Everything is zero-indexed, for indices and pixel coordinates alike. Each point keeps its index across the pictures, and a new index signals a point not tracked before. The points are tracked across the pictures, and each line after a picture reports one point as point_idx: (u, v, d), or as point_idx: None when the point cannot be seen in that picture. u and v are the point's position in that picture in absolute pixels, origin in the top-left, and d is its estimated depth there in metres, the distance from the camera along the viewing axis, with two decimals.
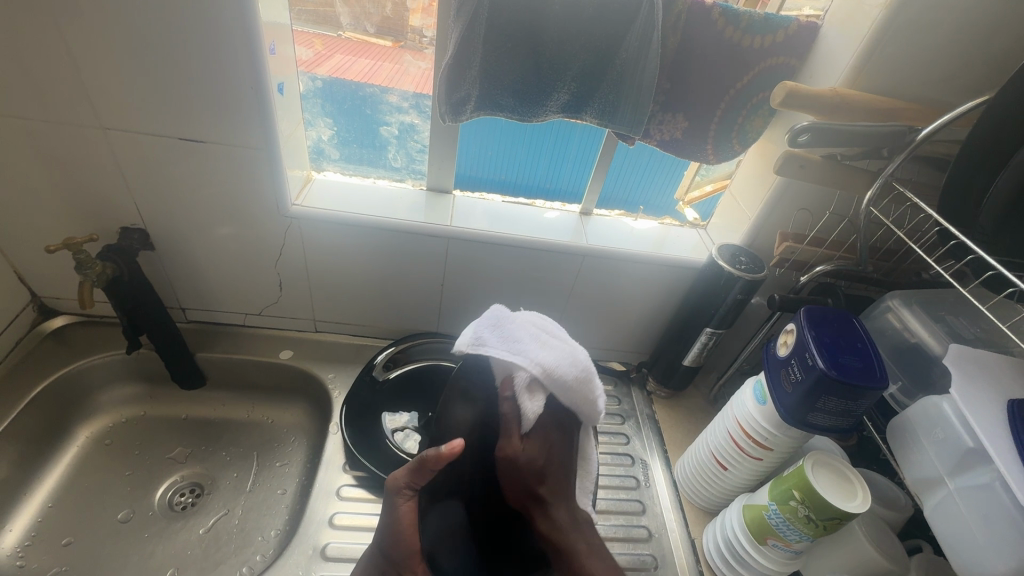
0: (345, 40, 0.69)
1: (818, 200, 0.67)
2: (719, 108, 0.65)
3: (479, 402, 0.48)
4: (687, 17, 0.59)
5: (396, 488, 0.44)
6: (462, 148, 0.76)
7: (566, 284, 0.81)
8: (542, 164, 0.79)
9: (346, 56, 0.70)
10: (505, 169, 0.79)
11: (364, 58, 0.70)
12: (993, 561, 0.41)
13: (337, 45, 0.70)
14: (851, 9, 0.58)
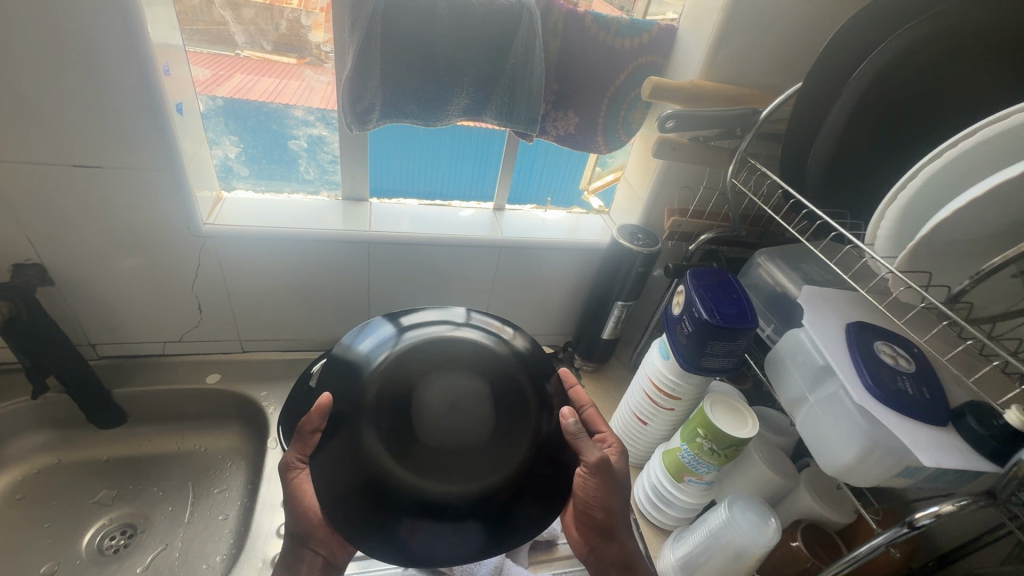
0: (245, 59, 0.71)
1: (694, 177, 0.76)
2: (604, 102, 0.73)
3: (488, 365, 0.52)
4: (563, 26, 0.67)
5: (288, 463, 0.53)
6: (375, 157, 0.80)
7: (488, 276, 0.86)
8: (454, 168, 0.84)
9: (247, 75, 0.72)
10: (419, 175, 0.83)
11: (265, 77, 0.73)
12: (844, 452, 0.51)
13: (236, 64, 0.71)
14: (697, 13, 0.68)
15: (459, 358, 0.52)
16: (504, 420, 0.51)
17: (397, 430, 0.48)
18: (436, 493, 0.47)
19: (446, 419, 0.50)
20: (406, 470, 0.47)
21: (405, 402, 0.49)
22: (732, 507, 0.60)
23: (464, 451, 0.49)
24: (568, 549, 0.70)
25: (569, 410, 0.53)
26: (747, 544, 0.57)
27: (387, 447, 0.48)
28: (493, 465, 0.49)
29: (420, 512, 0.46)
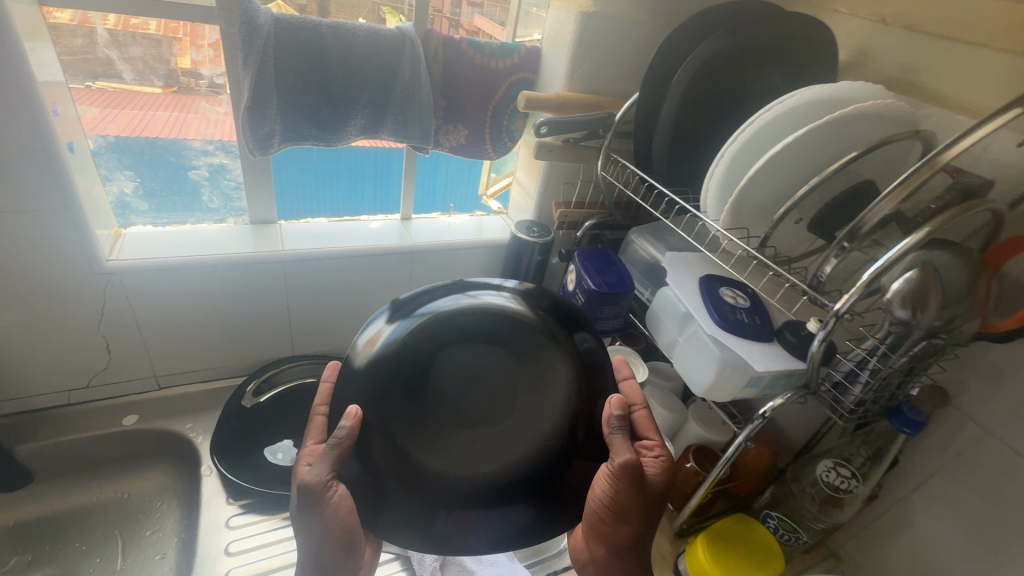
0: (96, 91, 0.69)
1: (573, 174, 0.89)
2: (488, 114, 0.84)
3: (507, 336, 0.54)
4: (443, 51, 0.77)
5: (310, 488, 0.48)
6: (282, 181, 0.84)
7: (403, 281, 0.92)
8: (362, 188, 0.91)
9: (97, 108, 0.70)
10: (329, 197, 0.89)
11: (124, 110, 0.72)
12: (708, 376, 0.64)
13: (87, 96, 0.69)
14: (555, 36, 0.80)
15: (478, 327, 0.53)
16: (522, 392, 0.54)
17: (419, 409, 0.52)
18: (455, 473, 0.50)
19: (469, 390, 0.54)
20: (426, 452, 0.51)
21: (429, 384, 0.52)
22: None
23: (480, 423, 0.53)
24: None
25: (619, 402, 0.53)
26: None
27: (409, 429, 0.51)
28: (511, 444, 0.52)
29: (439, 497, 0.49)
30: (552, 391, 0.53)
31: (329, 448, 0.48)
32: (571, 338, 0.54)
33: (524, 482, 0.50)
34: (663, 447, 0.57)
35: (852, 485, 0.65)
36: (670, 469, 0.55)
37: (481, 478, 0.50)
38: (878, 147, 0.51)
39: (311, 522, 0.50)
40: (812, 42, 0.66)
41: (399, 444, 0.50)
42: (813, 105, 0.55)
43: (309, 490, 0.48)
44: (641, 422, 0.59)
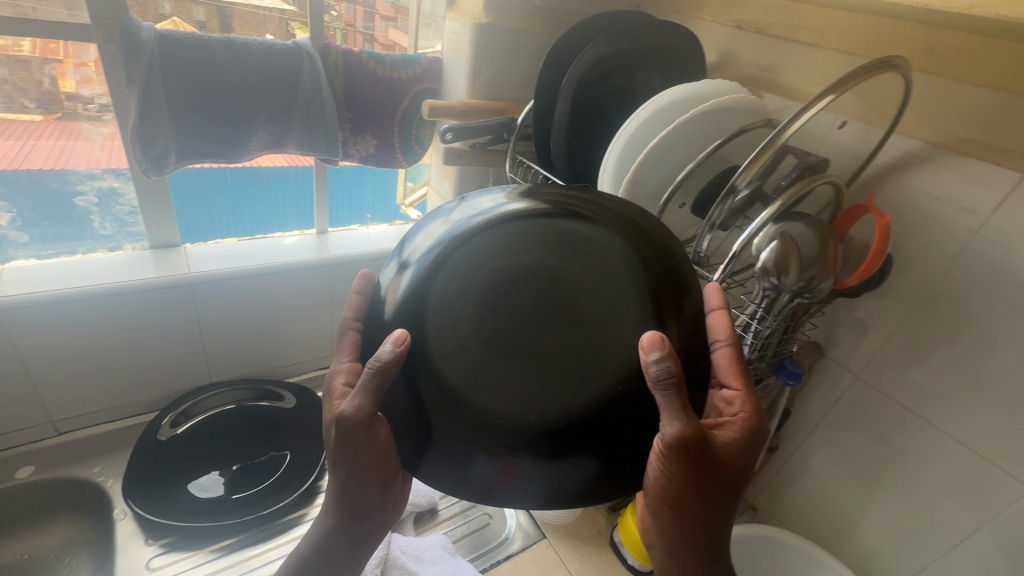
0: None
1: (485, 178, 0.92)
2: (397, 124, 0.86)
3: (539, 249, 0.43)
4: (343, 63, 0.78)
5: (348, 421, 0.42)
6: (190, 205, 0.84)
7: (325, 296, 0.91)
8: (280, 208, 0.93)
9: None
10: (250, 218, 0.90)
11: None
12: None
13: None
14: (454, 46, 0.84)
15: (499, 245, 0.43)
16: (587, 299, 0.42)
17: (462, 338, 0.42)
18: (517, 407, 0.41)
19: (528, 320, 0.42)
20: (476, 391, 0.42)
21: (470, 305, 0.42)
22: None
23: (540, 344, 0.42)
24: (448, 511, 0.80)
25: (658, 362, 0.39)
26: None
27: (453, 369, 0.42)
28: (582, 367, 0.42)
29: (492, 440, 0.41)
30: (624, 301, 0.42)
31: (365, 384, 0.41)
32: (615, 232, 0.44)
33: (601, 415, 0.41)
34: (746, 401, 0.46)
35: None
36: (751, 433, 0.45)
37: (550, 412, 0.41)
38: (738, 135, 0.58)
39: (345, 457, 0.46)
40: (681, 47, 0.74)
41: (441, 384, 0.42)
42: (683, 101, 0.62)
43: (346, 427, 0.43)
44: (721, 364, 0.47)
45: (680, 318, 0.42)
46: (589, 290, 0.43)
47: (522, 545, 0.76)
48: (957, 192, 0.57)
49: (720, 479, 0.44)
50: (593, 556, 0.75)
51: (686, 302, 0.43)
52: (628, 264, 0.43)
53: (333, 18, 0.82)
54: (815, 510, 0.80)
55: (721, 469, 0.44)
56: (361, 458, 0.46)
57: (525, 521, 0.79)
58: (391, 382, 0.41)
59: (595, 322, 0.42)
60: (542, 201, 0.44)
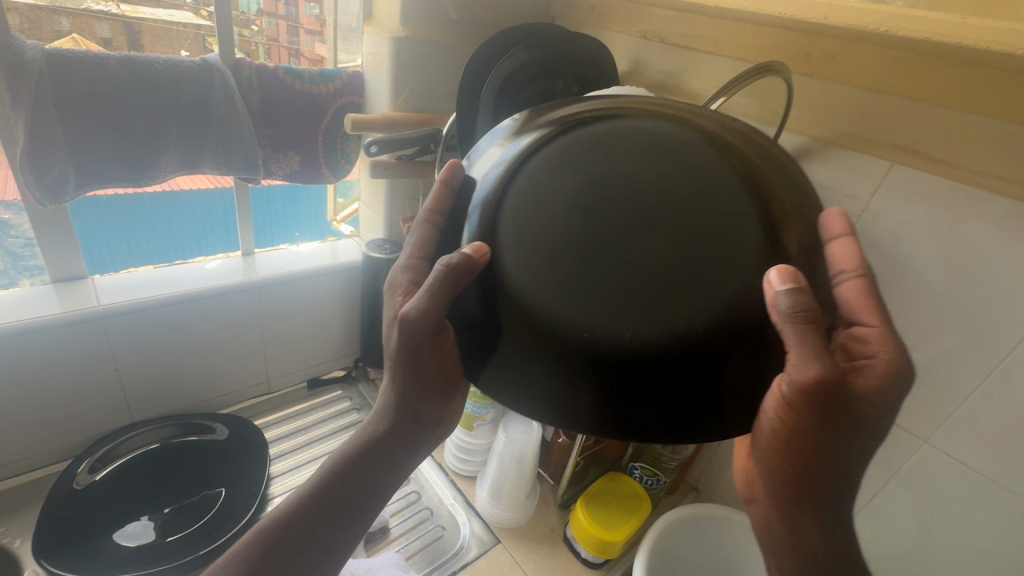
0: None
1: (416, 189, 0.92)
2: (320, 139, 0.85)
3: (582, 164, 0.32)
4: (257, 79, 0.76)
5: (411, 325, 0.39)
6: (97, 237, 0.78)
7: (256, 319, 0.88)
8: (208, 237, 0.89)
9: None
10: (169, 249, 0.85)
11: None
12: None
13: None
14: (374, 60, 0.84)
15: (537, 173, 0.33)
16: (680, 201, 0.31)
17: (524, 259, 0.32)
18: (609, 342, 0.30)
19: (612, 248, 0.31)
20: (559, 323, 0.31)
21: (529, 219, 0.32)
22: (507, 429, 0.77)
23: (633, 256, 0.30)
24: (400, 528, 0.78)
25: (788, 295, 0.29)
26: (525, 447, 0.75)
27: (523, 295, 0.32)
28: (698, 285, 0.30)
29: (582, 399, 0.31)
30: (728, 206, 0.31)
31: (432, 283, 0.35)
32: (668, 126, 0.34)
33: (717, 348, 0.30)
34: (885, 340, 0.37)
35: None
36: (891, 374, 0.37)
37: (658, 346, 0.30)
38: None
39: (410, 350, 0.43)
40: (595, 57, 0.77)
41: (506, 316, 0.32)
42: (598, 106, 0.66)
43: (413, 320, 0.39)
44: (848, 298, 0.37)
45: (799, 239, 0.32)
46: (679, 200, 0.31)
47: (478, 552, 0.76)
48: (842, 181, 0.63)
49: (841, 432, 0.37)
50: (547, 555, 0.76)
51: (800, 225, 0.32)
52: (704, 160, 0.32)
53: (254, 34, 0.82)
54: None
55: (840, 419, 0.37)
56: (426, 354, 0.43)
57: (479, 528, 0.79)
58: (461, 290, 0.35)
59: (699, 242, 0.31)
60: (573, 116, 0.35)
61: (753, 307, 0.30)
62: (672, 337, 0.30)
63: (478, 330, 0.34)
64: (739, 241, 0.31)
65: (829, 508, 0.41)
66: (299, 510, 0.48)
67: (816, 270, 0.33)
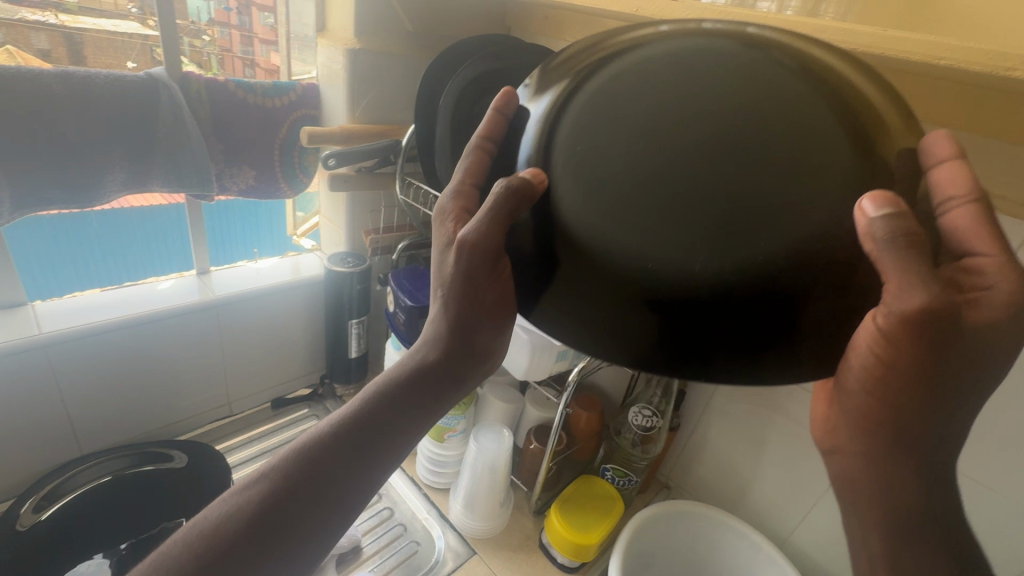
0: None
1: (377, 201, 0.92)
2: (276, 153, 0.83)
3: (641, 97, 0.30)
4: (207, 92, 0.74)
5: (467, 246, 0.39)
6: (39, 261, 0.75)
7: (214, 339, 0.85)
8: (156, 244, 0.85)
9: None
10: (116, 263, 0.82)
11: None
12: (524, 361, 0.71)
13: None
14: (329, 72, 0.83)
15: (597, 108, 0.31)
16: (752, 120, 0.28)
17: (584, 191, 0.30)
18: (676, 273, 0.28)
19: (683, 176, 0.29)
20: (626, 253, 0.29)
21: (592, 151, 0.31)
22: (477, 438, 0.77)
23: (710, 180, 0.28)
24: (373, 546, 0.77)
25: (885, 222, 0.27)
26: (496, 456, 0.75)
27: (585, 229, 0.30)
28: (787, 208, 0.28)
29: (653, 336, 0.30)
30: (823, 133, 0.28)
31: (488, 211, 0.35)
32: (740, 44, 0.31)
33: (802, 277, 0.28)
34: (1006, 269, 0.30)
35: (655, 421, 0.79)
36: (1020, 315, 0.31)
37: (734, 279, 0.28)
38: None
39: (463, 277, 0.42)
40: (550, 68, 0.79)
41: (565, 246, 0.31)
42: None
43: (469, 244, 0.38)
44: (961, 228, 0.31)
45: (902, 167, 0.29)
46: (759, 121, 0.28)
47: (454, 565, 0.75)
48: None
49: (948, 379, 0.33)
50: (523, 562, 0.76)
51: (903, 151, 0.29)
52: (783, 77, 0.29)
53: (206, 44, 0.82)
54: (718, 479, 0.88)
55: (955, 367, 0.32)
56: (480, 281, 0.42)
57: (454, 541, 0.78)
58: (518, 217, 0.34)
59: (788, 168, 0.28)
60: (630, 45, 0.33)
61: (842, 236, 0.28)
62: (750, 262, 0.28)
63: (536, 260, 0.33)
64: (827, 168, 0.28)
65: (918, 463, 0.37)
66: (343, 427, 0.44)
67: (921, 195, 0.31)
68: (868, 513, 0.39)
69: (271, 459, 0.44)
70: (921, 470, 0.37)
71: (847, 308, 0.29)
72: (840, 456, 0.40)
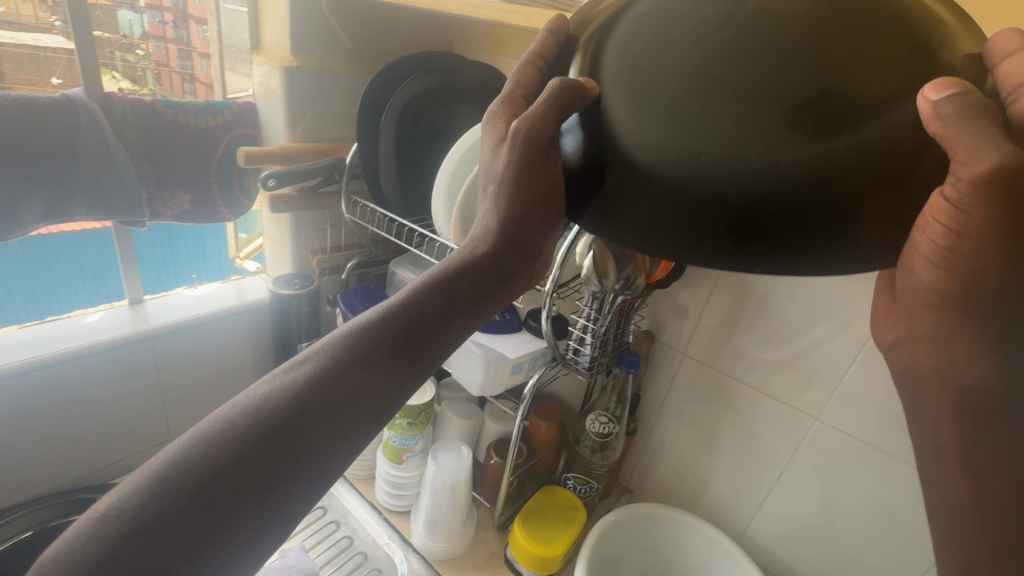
0: None
1: (323, 221, 0.90)
2: (212, 175, 0.80)
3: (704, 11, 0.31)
4: (132, 114, 0.70)
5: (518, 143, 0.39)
6: None
7: (151, 372, 0.80)
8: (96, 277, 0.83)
9: None
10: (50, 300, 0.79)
11: None
12: (478, 377, 0.70)
13: None
14: (266, 91, 0.81)
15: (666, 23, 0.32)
16: (822, 17, 0.29)
17: (639, 94, 0.32)
18: (733, 164, 0.29)
19: (754, 67, 0.29)
20: (688, 140, 0.30)
21: (646, 55, 0.32)
22: (436, 458, 0.76)
23: (776, 70, 0.28)
24: None
25: (949, 103, 0.28)
26: (456, 474, 0.73)
27: (641, 127, 0.31)
28: (856, 90, 0.28)
29: (721, 222, 0.30)
30: (883, 23, 0.29)
31: (538, 110, 0.36)
32: None
33: (864, 176, 0.28)
34: None
35: (611, 427, 0.80)
36: None
37: (800, 166, 0.28)
38: None
39: (514, 180, 0.41)
40: (492, 83, 0.79)
41: (620, 148, 0.32)
42: None
43: (522, 139, 0.39)
44: None
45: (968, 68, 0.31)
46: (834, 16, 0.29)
47: None
48: None
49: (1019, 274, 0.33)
50: None
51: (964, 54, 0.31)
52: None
53: (140, 58, 0.85)
54: (676, 479, 0.90)
55: None
56: (531, 182, 0.41)
57: (417, 565, 0.76)
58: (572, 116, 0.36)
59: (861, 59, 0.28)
60: None
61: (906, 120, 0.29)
62: (808, 143, 0.28)
63: (588, 167, 0.34)
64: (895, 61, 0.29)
65: (1001, 355, 0.34)
66: (400, 311, 0.41)
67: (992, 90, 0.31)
68: (944, 405, 0.37)
69: (321, 340, 0.40)
70: (994, 370, 0.35)
71: (909, 189, 0.30)
72: (914, 345, 0.39)
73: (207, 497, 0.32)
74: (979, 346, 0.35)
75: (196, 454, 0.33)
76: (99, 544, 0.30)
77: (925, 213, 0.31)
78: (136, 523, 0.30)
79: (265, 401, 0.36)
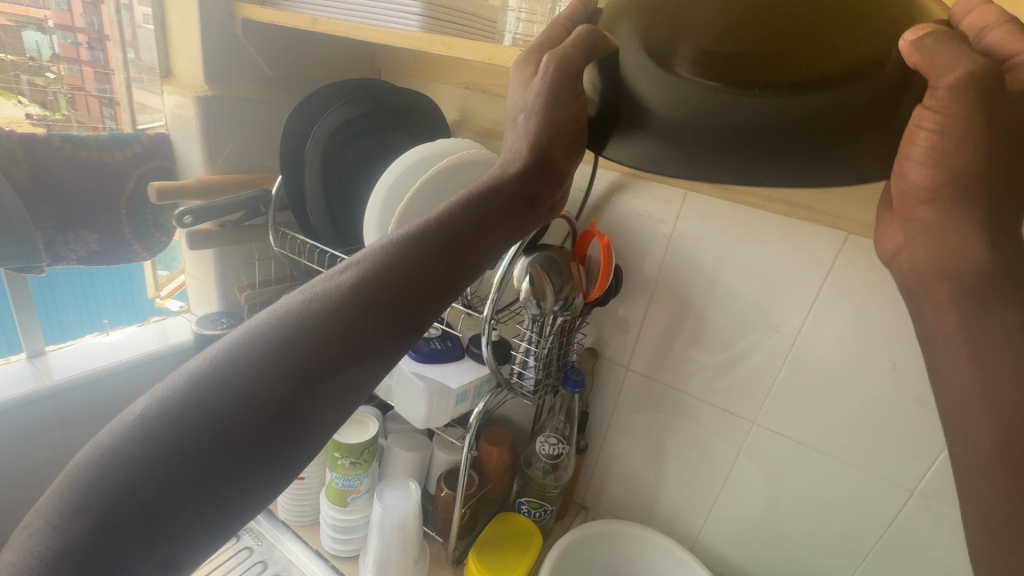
0: None
1: (249, 255, 0.85)
2: (121, 212, 0.74)
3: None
4: (24, 150, 0.64)
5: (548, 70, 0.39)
6: None
7: (57, 430, 0.73)
8: None
9: None
10: None
11: None
12: (421, 411, 0.68)
13: None
14: (179, 122, 0.76)
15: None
16: None
17: (655, 50, 0.32)
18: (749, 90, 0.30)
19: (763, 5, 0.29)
20: (724, 88, 0.30)
21: (657, 11, 0.32)
22: (382, 496, 0.72)
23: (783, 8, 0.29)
24: None
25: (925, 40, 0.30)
26: (404, 512, 0.70)
27: (669, 87, 0.32)
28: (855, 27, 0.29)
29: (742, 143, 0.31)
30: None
31: (569, 45, 0.37)
32: None
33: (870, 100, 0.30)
34: None
35: (561, 448, 0.80)
36: None
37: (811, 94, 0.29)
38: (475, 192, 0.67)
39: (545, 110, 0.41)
40: (420, 111, 0.79)
41: (648, 102, 0.33)
42: (425, 161, 0.69)
43: (554, 67, 0.38)
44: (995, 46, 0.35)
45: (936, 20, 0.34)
46: None
47: None
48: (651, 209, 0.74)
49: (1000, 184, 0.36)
50: None
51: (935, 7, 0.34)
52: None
53: (50, 82, 0.78)
54: (629, 491, 0.90)
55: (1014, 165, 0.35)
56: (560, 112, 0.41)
57: None
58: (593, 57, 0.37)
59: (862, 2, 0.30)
60: None
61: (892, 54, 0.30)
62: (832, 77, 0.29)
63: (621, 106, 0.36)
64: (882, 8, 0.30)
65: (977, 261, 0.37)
66: (440, 226, 0.39)
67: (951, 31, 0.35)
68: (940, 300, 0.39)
69: (363, 250, 0.38)
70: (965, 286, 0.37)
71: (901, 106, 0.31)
72: (915, 246, 0.41)
73: (243, 409, 0.30)
74: (970, 238, 0.37)
75: (232, 360, 0.31)
76: (128, 452, 0.28)
77: (913, 123, 0.34)
78: (175, 432, 0.29)
79: (303, 310, 0.34)
